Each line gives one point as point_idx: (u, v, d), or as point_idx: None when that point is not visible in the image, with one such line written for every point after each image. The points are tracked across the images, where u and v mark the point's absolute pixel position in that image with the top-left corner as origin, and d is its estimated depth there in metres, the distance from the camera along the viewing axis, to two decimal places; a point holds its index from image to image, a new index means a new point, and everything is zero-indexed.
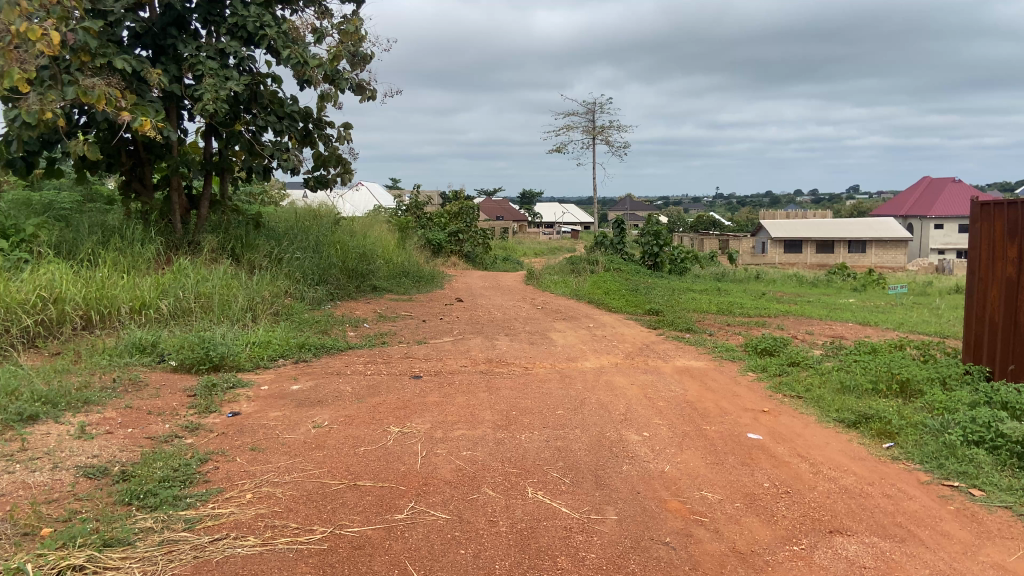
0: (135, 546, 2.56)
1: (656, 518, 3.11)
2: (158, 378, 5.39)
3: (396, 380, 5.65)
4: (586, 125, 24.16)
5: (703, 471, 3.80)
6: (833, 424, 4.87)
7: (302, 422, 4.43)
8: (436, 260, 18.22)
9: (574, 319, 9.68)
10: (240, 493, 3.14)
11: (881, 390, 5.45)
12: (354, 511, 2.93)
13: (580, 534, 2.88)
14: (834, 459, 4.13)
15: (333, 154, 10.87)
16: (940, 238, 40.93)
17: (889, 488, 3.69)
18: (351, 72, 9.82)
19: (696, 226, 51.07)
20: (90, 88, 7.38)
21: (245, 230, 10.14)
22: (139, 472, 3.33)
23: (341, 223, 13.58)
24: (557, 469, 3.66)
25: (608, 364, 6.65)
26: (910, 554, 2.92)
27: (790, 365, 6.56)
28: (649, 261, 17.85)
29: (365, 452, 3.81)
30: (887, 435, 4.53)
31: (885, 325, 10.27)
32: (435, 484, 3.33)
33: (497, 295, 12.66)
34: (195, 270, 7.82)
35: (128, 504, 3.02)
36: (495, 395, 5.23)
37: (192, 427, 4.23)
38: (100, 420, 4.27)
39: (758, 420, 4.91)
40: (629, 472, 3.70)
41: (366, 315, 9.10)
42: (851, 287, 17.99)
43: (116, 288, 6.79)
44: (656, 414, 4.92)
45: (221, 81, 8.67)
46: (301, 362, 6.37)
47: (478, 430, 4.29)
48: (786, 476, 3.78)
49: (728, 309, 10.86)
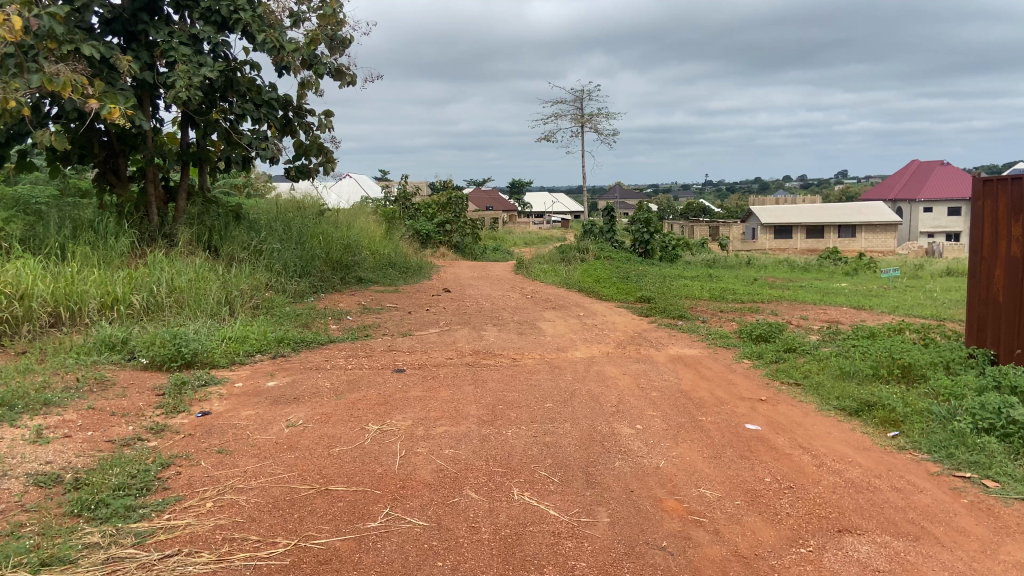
0: (76, 566, 2.30)
1: (651, 520, 2.87)
2: (127, 376, 5.13)
3: (377, 374, 5.40)
4: (574, 113, 23.94)
5: (701, 466, 3.58)
6: (834, 412, 4.66)
7: (276, 421, 4.18)
8: (424, 251, 17.98)
9: (563, 308, 9.45)
10: (200, 502, 2.88)
11: (882, 376, 5.25)
12: (323, 520, 2.69)
13: (569, 540, 2.66)
14: (836, 450, 3.93)
15: (314, 142, 10.59)
16: (929, 221, 40.95)
17: (898, 480, 3.48)
18: (329, 57, 9.50)
19: (685, 215, 50.53)
20: (55, 75, 7.03)
21: (224, 221, 9.84)
22: (91, 480, 3.07)
23: (326, 213, 13.29)
24: (545, 468, 3.43)
25: (599, 354, 6.43)
26: (926, 554, 2.71)
27: (786, 351, 6.35)
28: (640, 249, 17.68)
29: (341, 453, 3.57)
30: (892, 423, 4.34)
31: (880, 309, 10.07)
32: (413, 487, 3.10)
33: (484, 284, 12.42)
34: (169, 263, 7.53)
35: (77, 516, 2.76)
36: (481, 388, 4.99)
37: (158, 429, 3.98)
38: (60, 422, 4.01)
39: (755, 409, 4.71)
40: (622, 468, 3.48)
41: (350, 307, 8.85)
42: (843, 272, 17.80)
43: (87, 282, 6.51)
44: (649, 405, 4.70)
45: (194, 68, 8.38)
46: (279, 357, 6.10)
47: (462, 426, 4.06)
48: (788, 470, 3.57)
49: (721, 295, 10.65)
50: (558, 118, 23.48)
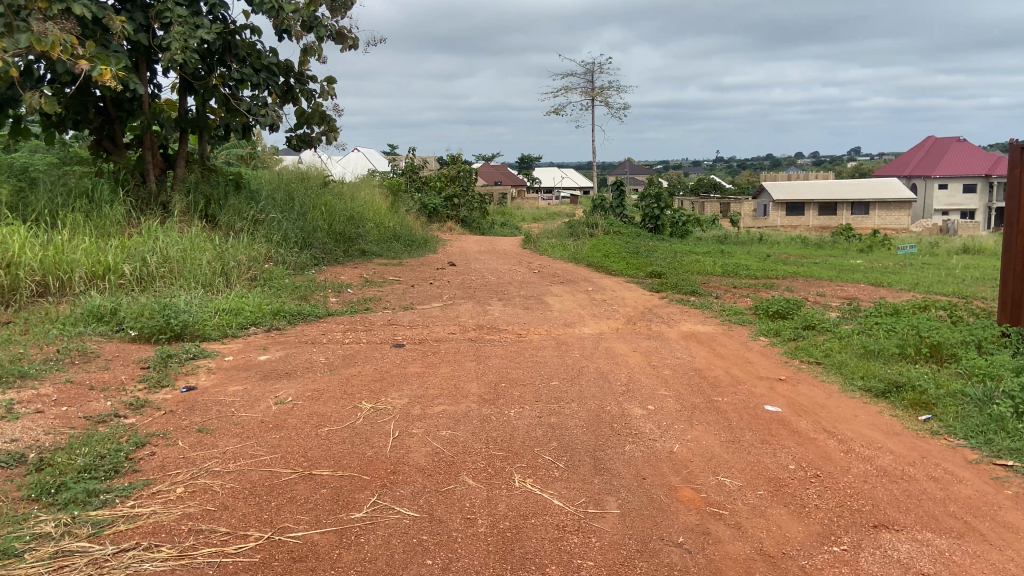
0: (19, 560, 2.03)
1: (665, 512, 2.60)
2: (112, 349, 4.87)
3: (375, 349, 5.13)
4: (585, 86, 23.48)
5: (718, 450, 3.30)
6: (859, 393, 4.38)
7: (263, 398, 3.92)
8: (430, 225, 17.71)
9: (572, 283, 9.14)
10: (170, 487, 2.62)
11: (909, 355, 4.94)
12: (302, 509, 2.43)
13: (575, 535, 2.39)
14: (865, 434, 3.65)
15: (317, 110, 10.26)
16: (944, 199, 40.30)
17: (934, 469, 3.20)
18: (330, 19, 9.11)
19: (696, 191, 49.91)
20: (44, 35, 6.67)
21: (222, 190, 9.53)
22: (56, 460, 2.81)
23: (330, 184, 12.97)
24: (550, 452, 3.16)
25: (608, 330, 6.15)
26: (973, 554, 2.43)
27: (805, 329, 6.05)
28: (650, 225, 17.31)
29: (329, 433, 3.30)
30: (923, 406, 4.04)
31: (900, 287, 9.70)
32: (405, 472, 2.83)
33: (490, 258, 12.11)
34: (164, 233, 7.27)
35: (34, 501, 2.50)
36: (483, 364, 4.72)
37: (137, 405, 3.73)
38: (34, 396, 3.75)
39: (774, 390, 4.42)
40: (633, 453, 3.21)
41: (351, 280, 8.58)
42: (856, 249, 17.38)
43: (77, 252, 6.26)
44: (661, 384, 4.42)
45: (190, 30, 8.05)
46: (275, 330, 5.84)
47: (461, 405, 3.79)
48: (814, 457, 3.28)
49: (734, 271, 10.31)
50: (569, 91, 23.05)
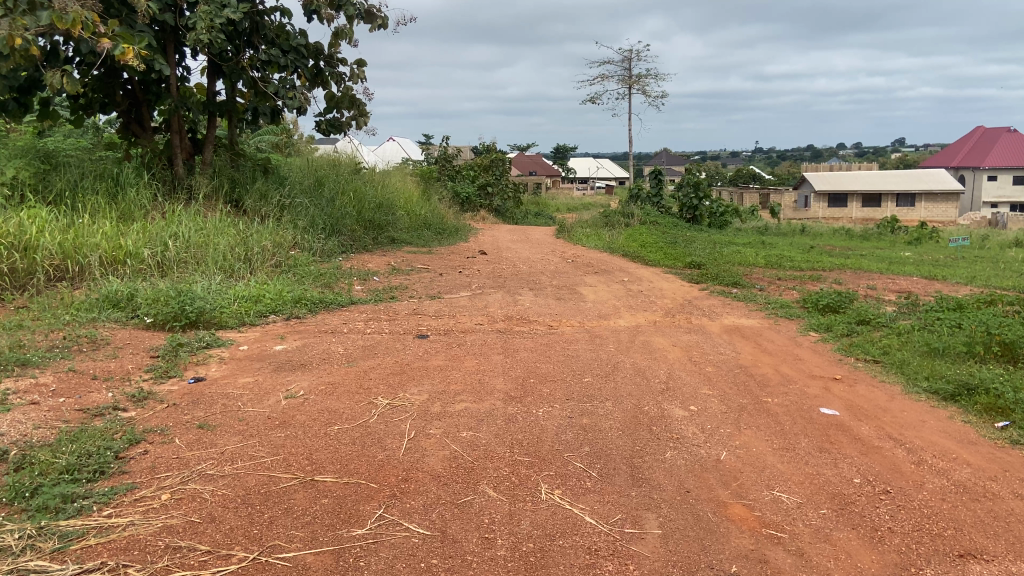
0: None
1: (715, 533, 2.26)
2: (124, 336, 4.65)
3: (397, 341, 4.84)
4: (623, 74, 22.99)
5: (771, 460, 2.94)
6: (924, 396, 3.96)
7: (274, 392, 3.66)
8: (463, 214, 17.42)
9: (607, 273, 8.75)
10: (156, 493, 2.34)
11: (978, 354, 4.49)
12: (298, 524, 2.14)
13: (610, 560, 2.06)
14: (935, 443, 3.25)
15: (346, 94, 10.01)
16: (993, 191, 38.87)
17: (1020, 486, 2.80)
18: None
19: (733, 182, 49.00)
20: (64, 12, 6.40)
21: (251, 175, 9.31)
22: (37, 459, 2.54)
23: (362, 171, 12.73)
24: (582, 458, 2.82)
25: (645, 322, 5.79)
26: None
27: (859, 323, 5.62)
28: (688, 215, 16.83)
29: (340, 432, 3.01)
30: (999, 411, 3.61)
31: (956, 281, 9.13)
32: (418, 480, 2.52)
33: (523, 248, 11.78)
34: (188, 218, 7.06)
35: (5, 506, 2.23)
36: (511, 358, 4.40)
37: (139, 397, 3.49)
38: (32, 386, 3.52)
39: (828, 390, 4.03)
40: (674, 461, 2.86)
41: (378, 268, 8.32)
42: (904, 241, 16.66)
43: (95, 235, 6.06)
44: (704, 383, 4.06)
45: (217, 9, 7.83)
46: (295, 319, 5.58)
47: (485, 403, 3.47)
48: (881, 469, 2.90)
49: (777, 263, 9.85)
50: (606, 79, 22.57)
